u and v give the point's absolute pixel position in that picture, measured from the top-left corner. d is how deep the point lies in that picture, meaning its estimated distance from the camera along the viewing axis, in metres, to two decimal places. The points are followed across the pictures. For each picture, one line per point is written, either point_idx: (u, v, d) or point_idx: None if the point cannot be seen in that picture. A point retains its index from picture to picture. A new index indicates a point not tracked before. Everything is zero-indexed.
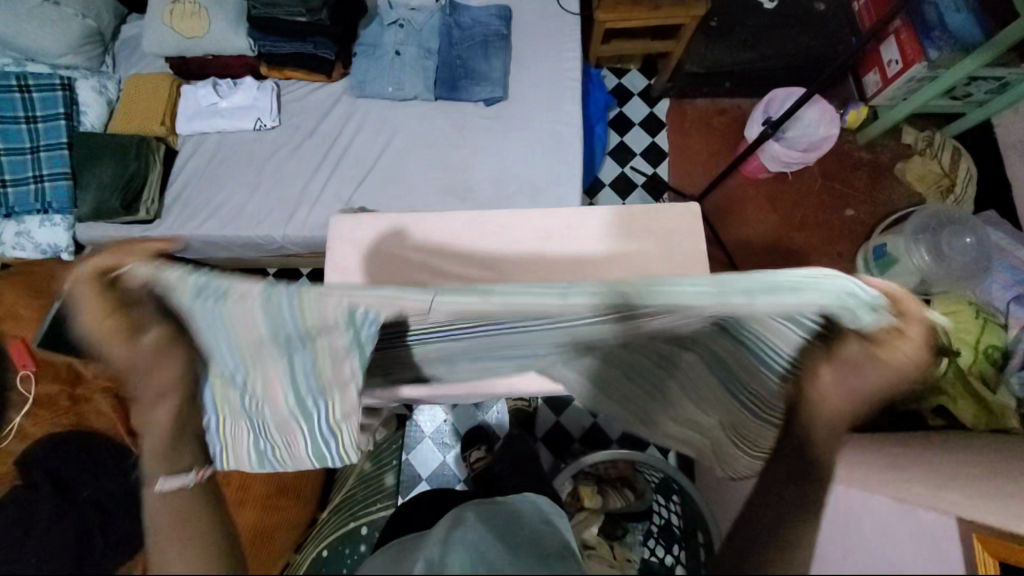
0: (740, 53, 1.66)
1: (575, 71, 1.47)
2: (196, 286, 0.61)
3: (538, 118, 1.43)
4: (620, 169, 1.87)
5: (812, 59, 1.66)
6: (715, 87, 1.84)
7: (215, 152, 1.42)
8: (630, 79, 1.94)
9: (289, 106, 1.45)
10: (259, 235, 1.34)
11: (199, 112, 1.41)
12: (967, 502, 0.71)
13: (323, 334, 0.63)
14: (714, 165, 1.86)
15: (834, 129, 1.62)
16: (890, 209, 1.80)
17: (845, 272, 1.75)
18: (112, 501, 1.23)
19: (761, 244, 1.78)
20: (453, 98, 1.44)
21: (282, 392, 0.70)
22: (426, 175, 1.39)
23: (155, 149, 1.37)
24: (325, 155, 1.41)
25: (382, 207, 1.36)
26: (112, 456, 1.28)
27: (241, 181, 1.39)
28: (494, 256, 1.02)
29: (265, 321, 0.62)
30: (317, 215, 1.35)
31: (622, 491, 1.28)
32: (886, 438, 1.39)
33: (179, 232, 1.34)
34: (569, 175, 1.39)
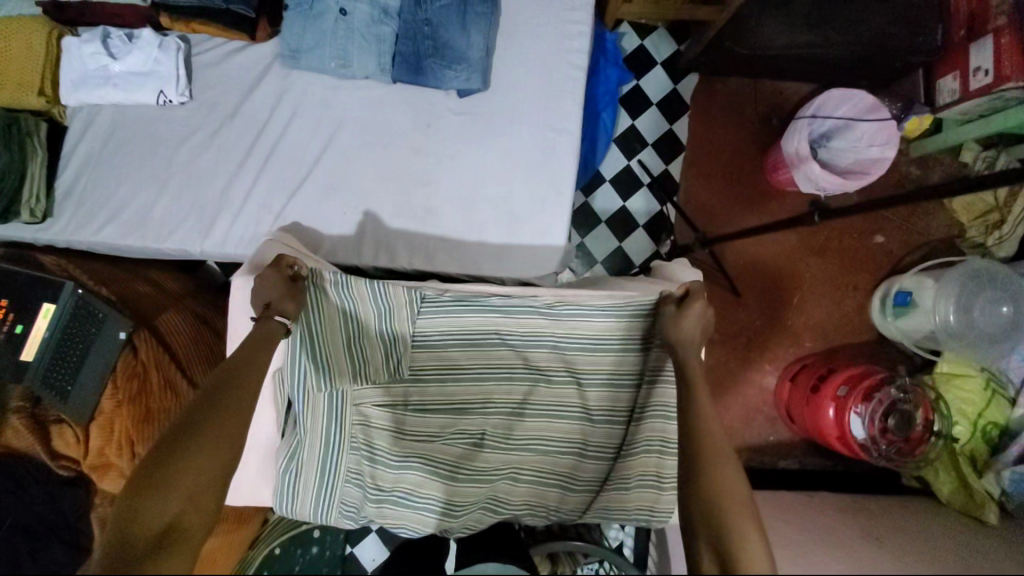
0: (796, 35, 1.29)
1: (579, 55, 1.12)
2: (338, 276, 0.79)
3: (522, 119, 1.12)
4: (625, 162, 1.57)
5: (882, 52, 1.31)
6: (756, 67, 1.48)
7: (111, 132, 1.12)
8: (653, 43, 1.57)
9: (204, 75, 1.13)
10: (171, 248, 1.11)
11: (86, 77, 1.09)
12: None
13: (409, 322, 0.83)
14: (736, 168, 1.57)
15: (891, 150, 1.32)
16: (926, 240, 1.57)
17: (856, 308, 1.57)
18: (43, 526, 1.19)
19: (769, 269, 1.57)
20: (417, 83, 1.11)
21: (347, 370, 0.82)
22: (379, 186, 1.12)
23: (31, 130, 1.09)
24: (251, 146, 1.12)
25: (322, 227, 1.11)
26: (35, 479, 1.19)
27: (146, 175, 1.12)
28: (446, 346, 0.85)
29: (371, 303, 0.81)
30: (241, 229, 1.11)
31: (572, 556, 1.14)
32: (850, 503, 1.35)
33: (75, 238, 1.10)
34: (556, 201, 1.12)
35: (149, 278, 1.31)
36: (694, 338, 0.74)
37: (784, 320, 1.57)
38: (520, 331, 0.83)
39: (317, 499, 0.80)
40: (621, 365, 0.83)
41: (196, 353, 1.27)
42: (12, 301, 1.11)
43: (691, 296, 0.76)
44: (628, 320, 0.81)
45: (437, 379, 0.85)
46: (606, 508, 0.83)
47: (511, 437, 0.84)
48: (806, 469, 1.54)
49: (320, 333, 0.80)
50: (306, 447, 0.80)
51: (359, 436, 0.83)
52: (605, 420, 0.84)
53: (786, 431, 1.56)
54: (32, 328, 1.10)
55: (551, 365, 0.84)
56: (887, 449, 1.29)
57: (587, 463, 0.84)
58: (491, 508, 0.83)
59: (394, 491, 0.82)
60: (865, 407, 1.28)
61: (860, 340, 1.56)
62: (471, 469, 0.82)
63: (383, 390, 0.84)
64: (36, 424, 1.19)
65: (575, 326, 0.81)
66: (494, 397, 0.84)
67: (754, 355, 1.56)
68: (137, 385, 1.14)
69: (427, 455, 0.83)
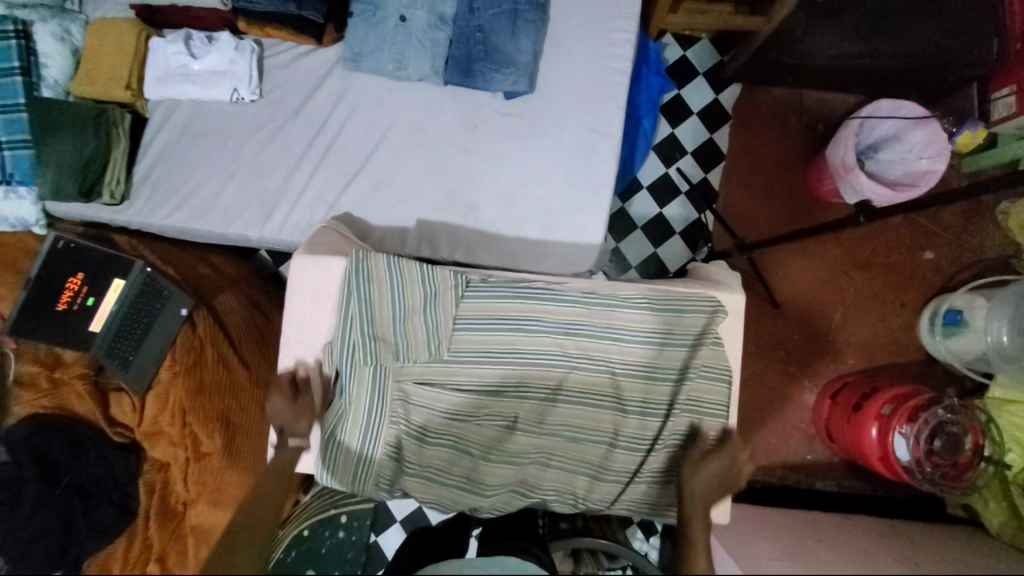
0: (844, 46, 1.29)
1: (624, 61, 1.16)
2: (392, 260, 0.86)
3: (565, 121, 1.16)
4: (664, 169, 1.58)
5: (934, 64, 1.29)
6: (802, 78, 1.48)
7: (187, 125, 1.22)
8: (696, 54, 1.59)
9: (273, 75, 1.22)
10: (233, 234, 1.19)
11: (168, 74, 1.19)
12: None
13: (453, 308, 0.85)
14: (777, 179, 1.56)
15: (941, 164, 1.29)
16: (978, 258, 1.51)
17: (903, 326, 1.52)
18: (97, 487, 1.27)
19: (810, 282, 1.55)
20: (466, 85, 1.16)
21: (390, 351, 0.86)
22: (426, 182, 1.17)
23: (117, 120, 1.20)
24: (311, 142, 1.20)
25: (370, 219, 1.17)
26: (92, 442, 1.27)
27: (215, 165, 1.21)
28: (484, 330, 0.85)
29: (419, 286, 0.86)
30: (298, 218, 1.18)
31: (596, 559, 1.15)
32: (885, 526, 1.30)
33: (147, 221, 1.20)
34: (596, 202, 1.15)
35: (209, 263, 1.40)
36: (709, 483, 0.78)
37: (824, 334, 1.53)
38: (560, 317, 0.84)
39: (357, 465, 0.86)
40: (664, 361, 0.83)
41: (246, 332, 1.34)
42: (88, 274, 1.21)
43: (725, 445, 0.80)
44: (668, 313, 0.83)
45: (473, 362, 0.85)
46: (633, 498, 0.84)
47: (543, 425, 0.84)
48: (845, 491, 1.48)
49: (368, 311, 0.85)
50: (350, 415, 0.85)
51: (397, 412, 0.86)
52: (642, 412, 0.83)
53: (823, 450, 1.51)
54: (103, 302, 1.21)
55: (588, 354, 0.84)
56: (933, 473, 1.23)
57: (619, 453, 0.83)
58: (519, 492, 0.85)
59: (428, 468, 0.85)
60: (910, 427, 1.23)
61: (907, 360, 1.50)
62: (501, 452, 0.84)
63: (420, 373, 0.86)
64: (98, 392, 1.29)
65: (616, 317, 0.84)
66: (529, 380, 0.85)
67: (791, 369, 1.53)
68: (193, 358, 1.21)
69: (459, 436, 0.85)
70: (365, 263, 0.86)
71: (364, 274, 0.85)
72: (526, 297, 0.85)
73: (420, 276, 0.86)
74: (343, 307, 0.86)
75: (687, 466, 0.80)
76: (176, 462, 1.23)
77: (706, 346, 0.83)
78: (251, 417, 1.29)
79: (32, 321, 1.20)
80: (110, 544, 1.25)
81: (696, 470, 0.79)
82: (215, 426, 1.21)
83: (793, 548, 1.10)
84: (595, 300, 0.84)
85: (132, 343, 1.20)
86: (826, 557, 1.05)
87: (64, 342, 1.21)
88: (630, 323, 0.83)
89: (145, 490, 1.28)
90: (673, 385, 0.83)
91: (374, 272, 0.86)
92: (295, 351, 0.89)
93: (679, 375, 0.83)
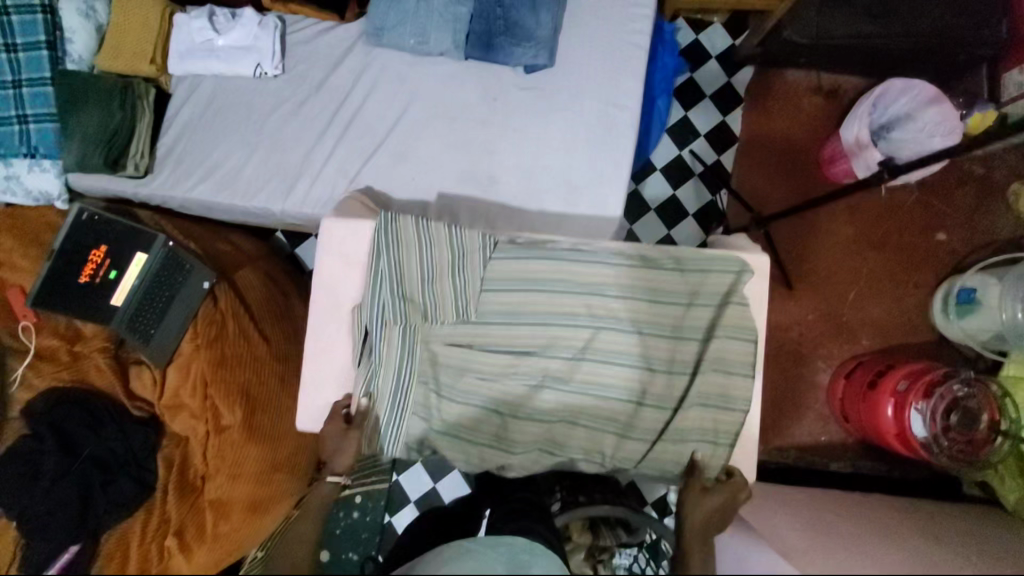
0: (857, 25, 1.30)
1: (641, 37, 1.17)
2: (420, 221, 0.88)
3: (584, 95, 1.17)
4: (678, 152, 1.60)
5: (946, 43, 1.31)
6: (815, 60, 1.49)
7: (210, 101, 1.24)
8: (708, 38, 1.61)
9: (296, 51, 1.24)
10: (255, 207, 1.20)
11: (192, 49, 1.21)
12: None
13: (480, 269, 0.87)
14: (790, 161, 1.57)
15: (953, 141, 1.31)
16: (991, 238, 1.52)
17: (916, 307, 1.52)
18: (115, 461, 1.27)
19: (823, 263, 1.55)
20: (487, 60, 1.18)
21: (418, 312, 0.88)
22: (445, 156, 1.18)
23: (142, 94, 1.21)
24: (332, 117, 1.21)
25: (391, 191, 1.18)
26: (111, 416, 1.28)
27: (238, 140, 1.22)
28: (510, 291, 0.86)
29: (447, 247, 0.88)
30: (320, 190, 1.19)
31: (615, 530, 1.17)
32: (914, 509, 1.25)
33: (171, 193, 1.21)
34: (615, 176, 1.16)
35: (226, 240, 1.41)
36: (705, 516, 0.79)
37: (838, 315, 1.54)
38: (586, 276, 0.85)
39: (388, 425, 0.86)
40: (691, 321, 0.84)
41: (267, 308, 1.35)
42: (110, 247, 1.22)
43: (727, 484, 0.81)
44: (694, 273, 0.85)
45: (501, 323, 0.86)
46: (660, 459, 0.85)
47: (568, 383, 0.85)
48: (860, 473, 1.47)
49: (398, 272, 0.87)
50: (380, 375, 0.86)
51: (426, 371, 0.87)
52: (670, 370, 0.84)
53: (838, 432, 1.50)
54: (122, 278, 1.22)
55: (617, 313, 0.84)
56: (952, 448, 1.22)
57: (643, 412, 0.84)
58: (548, 450, 0.85)
59: (456, 427, 0.86)
60: (925, 402, 1.22)
61: (920, 341, 1.50)
62: (530, 409, 0.85)
63: (449, 333, 0.87)
64: (119, 366, 1.30)
65: (643, 276, 0.85)
66: (557, 342, 0.84)
67: (805, 350, 1.53)
68: (214, 331, 1.22)
69: (488, 394, 0.85)
70: (395, 225, 0.88)
71: (394, 235, 0.87)
72: (554, 257, 0.86)
73: (450, 238, 0.88)
74: (374, 268, 0.87)
75: (689, 493, 0.81)
76: (197, 435, 1.24)
77: (731, 304, 0.84)
78: (267, 391, 1.29)
79: (55, 293, 1.21)
80: (129, 517, 1.25)
81: (696, 500, 0.80)
82: (235, 398, 1.22)
83: (812, 521, 1.09)
84: (624, 259, 0.85)
85: (154, 316, 1.21)
86: (842, 530, 1.05)
87: (87, 314, 1.22)
88: (655, 283, 0.85)
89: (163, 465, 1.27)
90: (699, 343, 0.84)
91: (404, 233, 0.88)
92: (325, 310, 0.90)
93: (704, 334, 0.84)
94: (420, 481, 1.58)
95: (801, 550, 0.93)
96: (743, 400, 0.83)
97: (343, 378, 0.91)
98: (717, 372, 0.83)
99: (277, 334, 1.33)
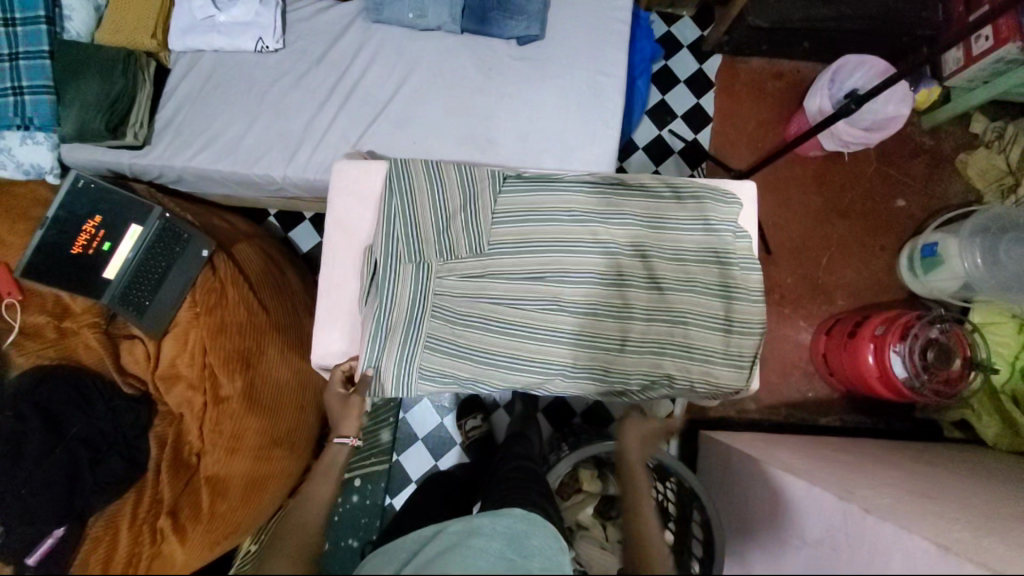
0: (814, 9, 1.44)
1: (625, 12, 1.27)
2: (430, 160, 0.94)
3: (575, 64, 1.25)
4: (658, 131, 1.69)
5: (892, 26, 1.46)
6: (776, 45, 1.63)
7: (210, 74, 1.27)
8: (680, 28, 1.73)
9: (296, 28, 1.29)
10: (257, 174, 1.22)
11: (194, 25, 1.25)
12: (1011, 555, 0.71)
13: (490, 202, 0.92)
14: (761, 137, 1.70)
15: (906, 108, 1.43)
16: (944, 203, 1.66)
17: (885, 267, 1.63)
18: (103, 440, 1.24)
19: (800, 230, 1.64)
20: (481, 33, 1.26)
21: (432, 250, 0.91)
22: (443, 121, 1.23)
23: (144, 66, 1.24)
24: (333, 87, 1.25)
25: (392, 153, 1.22)
26: (100, 396, 1.25)
27: (238, 110, 1.25)
28: (520, 223, 0.91)
29: (458, 184, 0.93)
30: (321, 157, 1.22)
31: (621, 478, 1.24)
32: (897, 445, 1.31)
33: (170, 162, 1.22)
34: (605, 136, 1.23)
35: (221, 217, 1.40)
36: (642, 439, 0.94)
37: (816, 278, 1.62)
38: (589, 208, 0.91)
39: (402, 355, 0.87)
40: (689, 245, 0.91)
41: (266, 280, 1.33)
42: (105, 217, 1.20)
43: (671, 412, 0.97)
44: (688, 201, 0.92)
45: (513, 252, 0.90)
46: (667, 375, 0.89)
47: (576, 302, 0.89)
48: (848, 425, 1.53)
49: (411, 207, 0.91)
50: (394, 306, 0.88)
51: (440, 303, 0.90)
52: (673, 289, 0.90)
53: (825, 388, 1.56)
54: (118, 248, 1.20)
55: (618, 240, 0.91)
56: (930, 382, 1.31)
57: (647, 330, 0.89)
58: (563, 369, 0.88)
59: (472, 350, 0.88)
60: (903, 343, 1.30)
61: (892, 299, 1.61)
62: (542, 328, 0.89)
63: (462, 265, 0.91)
64: (110, 342, 1.27)
65: (642, 205, 0.92)
66: (566, 265, 0.90)
67: (788, 311, 1.60)
68: (215, 298, 1.21)
69: (502, 316, 0.89)
70: (407, 163, 0.93)
71: (406, 174, 0.92)
72: (559, 190, 0.92)
73: (459, 175, 0.93)
74: (387, 205, 0.91)
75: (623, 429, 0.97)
76: (191, 409, 1.21)
77: (722, 228, 0.92)
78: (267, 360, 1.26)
79: (44, 264, 1.17)
80: (118, 498, 1.21)
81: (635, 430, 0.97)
82: (235, 365, 1.19)
83: (812, 453, 1.13)
84: (621, 191, 0.93)
85: (149, 287, 1.20)
86: (827, 456, 1.11)
87: (76, 286, 1.18)
88: (650, 212, 0.91)
89: (156, 444, 1.25)
90: (696, 265, 0.91)
91: (416, 171, 0.93)
92: (339, 250, 0.96)
93: (698, 257, 0.91)
94: (421, 462, 1.55)
95: (801, 469, 0.98)
96: (742, 319, 0.90)
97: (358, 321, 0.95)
98: (713, 287, 0.90)
99: (277, 306, 1.32)
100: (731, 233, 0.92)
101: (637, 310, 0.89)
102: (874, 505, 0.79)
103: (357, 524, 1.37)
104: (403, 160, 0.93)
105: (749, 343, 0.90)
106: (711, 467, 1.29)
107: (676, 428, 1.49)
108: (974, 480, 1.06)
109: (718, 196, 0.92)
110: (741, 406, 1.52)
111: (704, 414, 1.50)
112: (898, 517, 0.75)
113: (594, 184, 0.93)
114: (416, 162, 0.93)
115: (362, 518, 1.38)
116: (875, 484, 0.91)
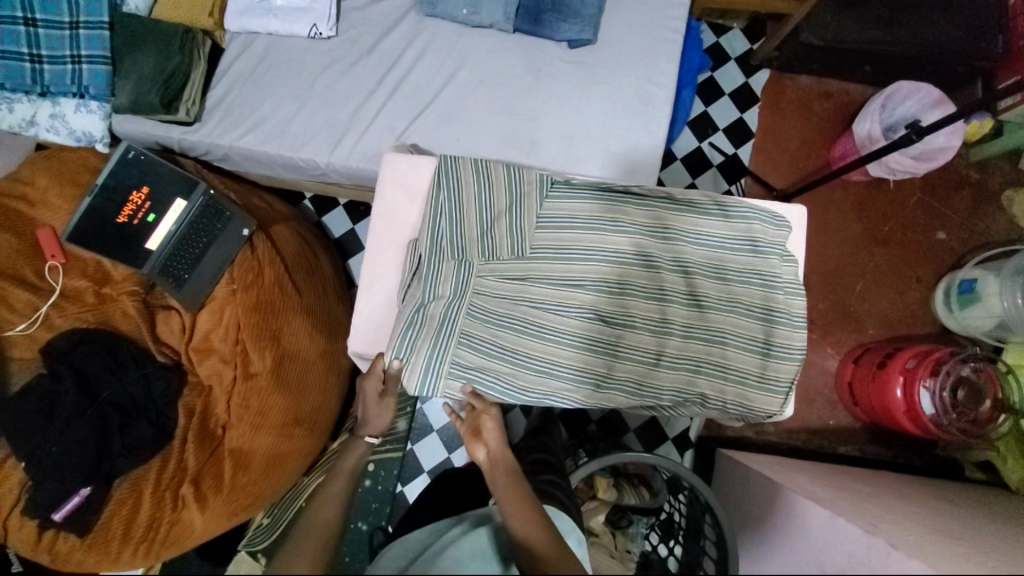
0: (870, 32, 1.41)
1: (679, 22, 1.26)
2: (478, 159, 0.94)
3: (625, 71, 1.24)
4: (697, 143, 1.67)
5: (950, 56, 1.42)
6: (826, 65, 1.60)
7: (264, 56, 1.29)
8: (728, 40, 1.70)
9: (349, 16, 1.30)
10: (301, 158, 1.24)
11: (251, 7, 1.26)
12: None
13: (537, 205, 0.92)
14: (802, 157, 1.67)
15: (957, 140, 1.39)
16: (986, 239, 1.62)
17: (919, 300, 1.60)
18: (133, 405, 1.28)
19: (834, 254, 1.62)
20: (533, 33, 1.26)
21: (475, 248, 0.91)
22: (487, 121, 1.23)
23: (199, 44, 1.26)
24: (382, 77, 1.26)
25: (436, 147, 1.23)
26: (133, 361, 1.30)
27: (287, 93, 1.26)
28: (564, 230, 0.91)
29: (505, 185, 0.93)
30: (365, 145, 1.23)
31: (637, 487, 1.25)
32: (918, 481, 1.30)
33: (218, 141, 1.25)
34: (650, 147, 1.22)
35: (260, 197, 1.43)
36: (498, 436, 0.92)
37: (847, 305, 1.60)
38: (637, 220, 0.91)
39: (437, 350, 0.88)
40: (734, 266, 0.91)
41: (302, 263, 1.34)
42: (151, 189, 1.22)
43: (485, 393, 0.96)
44: (736, 220, 0.91)
45: (555, 258, 0.91)
46: (698, 392, 0.89)
47: (614, 312, 0.90)
48: (866, 456, 1.51)
49: (458, 206, 0.92)
50: (434, 303, 0.90)
51: (478, 302, 0.90)
52: (713, 308, 0.90)
53: (846, 417, 1.54)
54: (162, 221, 1.22)
55: (661, 254, 0.91)
56: (958, 420, 1.29)
57: (682, 346, 0.89)
58: (596, 380, 0.89)
59: (506, 351, 0.89)
60: (933, 380, 1.28)
61: (922, 332, 1.58)
62: (577, 335, 0.89)
63: (503, 266, 0.91)
64: (146, 310, 1.32)
65: (688, 221, 0.92)
66: (607, 275, 0.90)
67: (815, 336, 1.58)
68: (251, 277, 1.24)
69: (537, 320, 0.90)
70: (455, 161, 0.94)
71: (455, 170, 0.93)
72: (607, 200, 0.92)
73: (508, 176, 0.94)
74: (435, 201, 0.92)
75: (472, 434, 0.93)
76: (220, 381, 1.25)
77: (769, 251, 0.91)
78: (299, 344, 1.27)
79: (90, 230, 1.19)
80: (143, 463, 1.25)
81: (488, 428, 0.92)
82: (266, 344, 1.21)
83: (830, 482, 1.11)
84: (667, 205, 0.92)
85: (190, 261, 1.23)
86: (847, 485, 1.11)
87: (119, 254, 1.21)
88: (696, 229, 0.91)
89: (184, 413, 1.29)
90: (739, 286, 0.90)
91: (465, 169, 0.94)
92: (382, 240, 0.97)
93: (743, 279, 0.91)
94: (435, 453, 1.57)
95: (824, 498, 0.97)
96: (782, 343, 0.89)
97: (395, 313, 0.96)
98: (755, 309, 0.89)
99: (309, 289, 1.32)
100: (777, 257, 0.91)
101: (674, 325, 0.89)
102: (900, 540, 0.78)
103: (368, 509, 1.35)
104: (453, 157, 0.94)
105: (788, 369, 0.89)
106: (728, 485, 1.29)
107: (691, 444, 1.49)
108: (996, 523, 1.04)
109: (763, 217, 0.91)
110: (759, 428, 1.51)
111: (721, 433, 1.49)
112: (927, 555, 0.74)
113: (641, 196, 0.93)
114: (466, 161, 0.94)
115: (372, 503, 1.34)
116: (901, 520, 0.90)
